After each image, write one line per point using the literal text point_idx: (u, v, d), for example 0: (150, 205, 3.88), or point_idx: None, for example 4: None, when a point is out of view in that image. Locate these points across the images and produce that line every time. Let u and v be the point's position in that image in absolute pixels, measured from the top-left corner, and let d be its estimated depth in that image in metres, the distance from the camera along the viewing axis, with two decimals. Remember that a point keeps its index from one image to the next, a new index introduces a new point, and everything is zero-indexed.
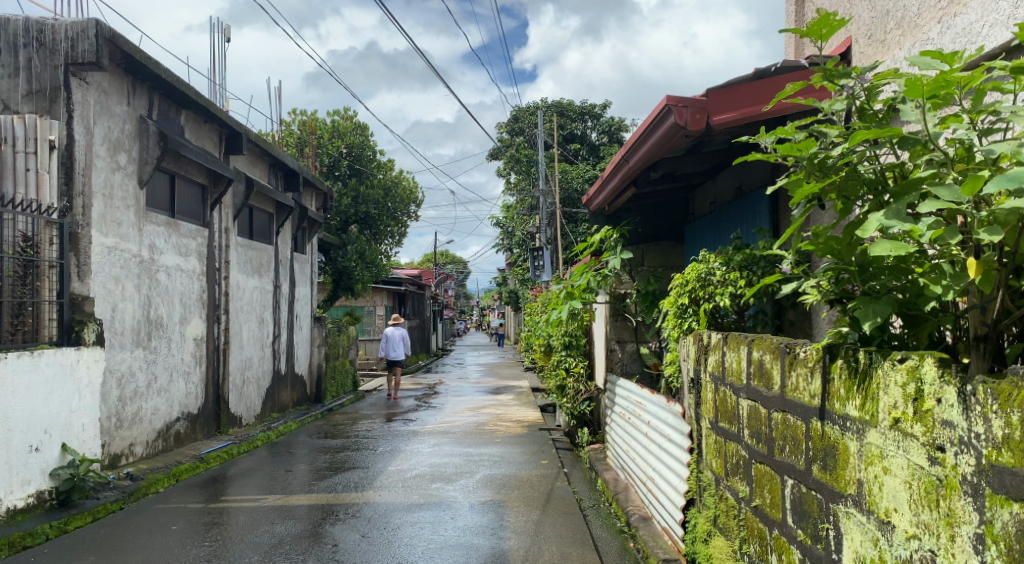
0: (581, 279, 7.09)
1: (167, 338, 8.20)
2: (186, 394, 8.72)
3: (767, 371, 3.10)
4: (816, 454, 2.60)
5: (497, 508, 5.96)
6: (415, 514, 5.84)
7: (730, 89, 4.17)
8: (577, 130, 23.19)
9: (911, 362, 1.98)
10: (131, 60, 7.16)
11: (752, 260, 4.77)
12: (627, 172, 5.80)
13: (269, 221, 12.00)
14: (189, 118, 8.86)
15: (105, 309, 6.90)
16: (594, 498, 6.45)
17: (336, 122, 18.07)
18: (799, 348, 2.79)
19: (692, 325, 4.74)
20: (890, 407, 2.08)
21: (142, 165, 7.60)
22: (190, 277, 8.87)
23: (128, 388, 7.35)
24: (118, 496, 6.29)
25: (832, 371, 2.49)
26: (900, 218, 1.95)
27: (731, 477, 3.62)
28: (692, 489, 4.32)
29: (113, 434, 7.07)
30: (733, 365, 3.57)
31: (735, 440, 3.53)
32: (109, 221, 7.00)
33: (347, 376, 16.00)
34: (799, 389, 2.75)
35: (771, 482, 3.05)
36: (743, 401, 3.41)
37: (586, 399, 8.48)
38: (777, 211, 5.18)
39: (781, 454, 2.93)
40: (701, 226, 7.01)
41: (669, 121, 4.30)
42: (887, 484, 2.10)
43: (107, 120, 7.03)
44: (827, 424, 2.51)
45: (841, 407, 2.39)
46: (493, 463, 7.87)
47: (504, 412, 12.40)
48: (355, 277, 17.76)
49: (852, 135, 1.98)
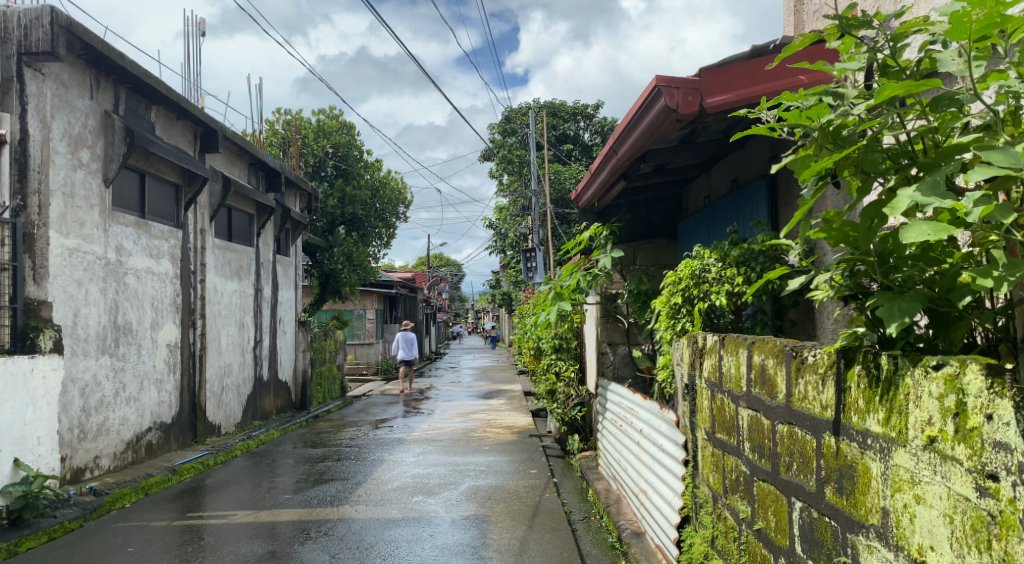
0: (570, 279, 6.76)
1: (137, 344, 7.81)
2: (159, 403, 8.33)
3: (771, 377, 2.75)
4: (829, 474, 2.25)
5: (480, 524, 5.60)
6: (392, 530, 5.48)
7: (724, 69, 3.82)
8: (570, 131, 22.90)
9: (951, 369, 1.63)
10: (92, 51, 6.81)
11: (749, 255, 4.38)
12: (615, 165, 5.44)
13: (249, 223, 11.62)
14: (160, 114, 8.49)
15: (66, 314, 6.52)
16: (585, 510, 6.10)
17: (321, 121, 17.70)
18: (806, 352, 2.44)
19: (686, 326, 4.40)
20: (924, 424, 1.72)
21: (108, 163, 7.23)
22: (163, 280, 8.48)
23: (92, 398, 6.96)
24: (77, 513, 5.93)
25: (848, 379, 2.13)
26: (938, 192, 1.58)
27: (730, 494, 3.26)
28: (687, 505, 3.96)
29: (76, 446, 6.68)
30: (731, 371, 3.20)
31: (735, 454, 3.18)
32: (71, 221, 6.63)
33: (334, 382, 15.62)
34: (808, 399, 2.40)
35: (775, 503, 2.70)
36: (742, 411, 3.06)
37: (577, 404, 8.07)
38: (776, 201, 4.84)
39: (788, 473, 2.57)
40: (695, 222, 6.64)
41: (659, 104, 3.95)
42: (920, 518, 1.74)
43: (67, 115, 6.66)
44: (842, 440, 2.15)
45: (860, 421, 2.04)
46: (480, 473, 7.50)
47: (495, 418, 12.00)
48: (342, 280, 17.32)
49: (880, 89, 1.61)
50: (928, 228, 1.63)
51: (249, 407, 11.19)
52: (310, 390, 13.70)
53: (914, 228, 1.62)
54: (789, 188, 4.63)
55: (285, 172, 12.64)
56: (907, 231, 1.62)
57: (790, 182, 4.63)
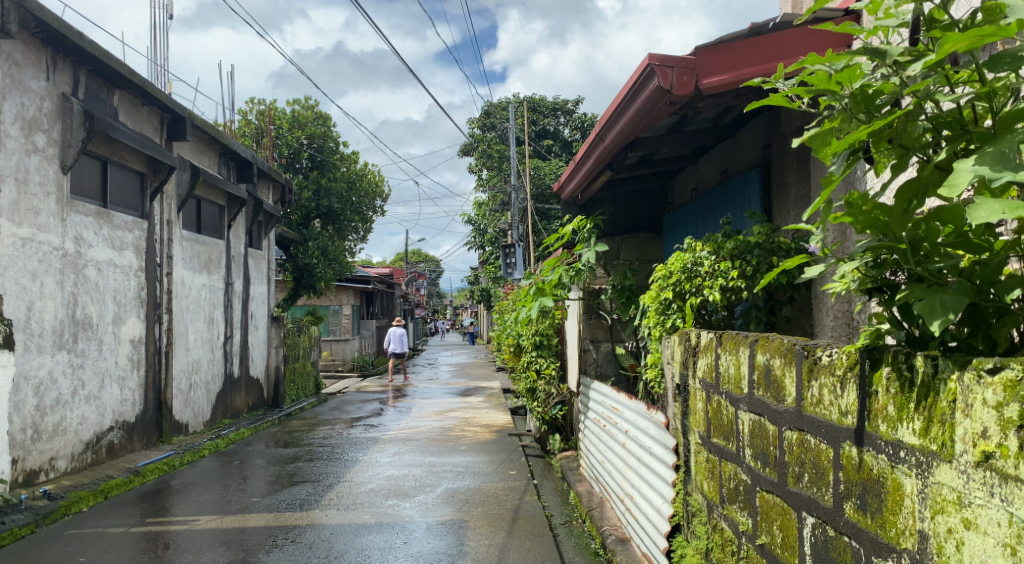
0: (552, 274, 6.50)
1: (97, 340, 7.43)
2: (121, 401, 7.95)
3: (777, 379, 2.51)
4: (849, 489, 2.02)
5: (457, 530, 5.33)
6: (364, 537, 5.20)
7: (722, 47, 3.58)
8: (550, 126, 22.68)
9: (1010, 374, 1.42)
10: (48, 29, 6.44)
11: (745, 248, 4.17)
12: (601, 154, 5.19)
13: (219, 214, 11.24)
14: (122, 99, 8.09)
15: (18, 308, 6.15)
16: (567, 514, 5.85)
17: (296, 111, 17.27)
18: (821, 352, 2.20)
19: (677, 323, 4.14)
20: (976, 436, 1.49)
21: (65, 149, 6.83)
22: (126, 274, 8.07)
23: (48, 396, 6.58)
24: (29, 519, 5.57)
25: (873, 381, 1.89)
26: (1006, 164, 1.37)
27: (727, 505, 3.02)
28: (677, 513, 3.72)
29: (29, 448, 6.31)
30: (730, 371, 2.97)
31: (733, 460, 2.94)
32: (24, 209, 6.26)
33: (308, 379, 15.23)
34: (823, 404, 2.16)
35: (782, 517, 2.46)
36: (743, 415, 2.82)
37: (558, 403, 7.81)
38: (770, 191, 4.62)
39: (798, 485, 2.33)
40: (681, 216, 6.44)
41: (651, 85, 3.69)
42: (970, 547, 1.53)
43: (20, 96, 6.27)
44: (867, 452, 1.92)
45: (890, 431, 1.81)
46: (457, 474, 7.22)
47: (473, 416, 11.71)
48: (317, 275, 16.90)
49: (942, 39, 1.38)
50: (997, 207, 1.42)
51: (218, 404, 10.82)
52: (283, 387, 13.35)
53: (982, 206, 1.41)
54: (784, 177, 4.41)
55: (258, 162, 12.23)
56: (975, 211, 1.41)
57: (784, 170, 4.41)
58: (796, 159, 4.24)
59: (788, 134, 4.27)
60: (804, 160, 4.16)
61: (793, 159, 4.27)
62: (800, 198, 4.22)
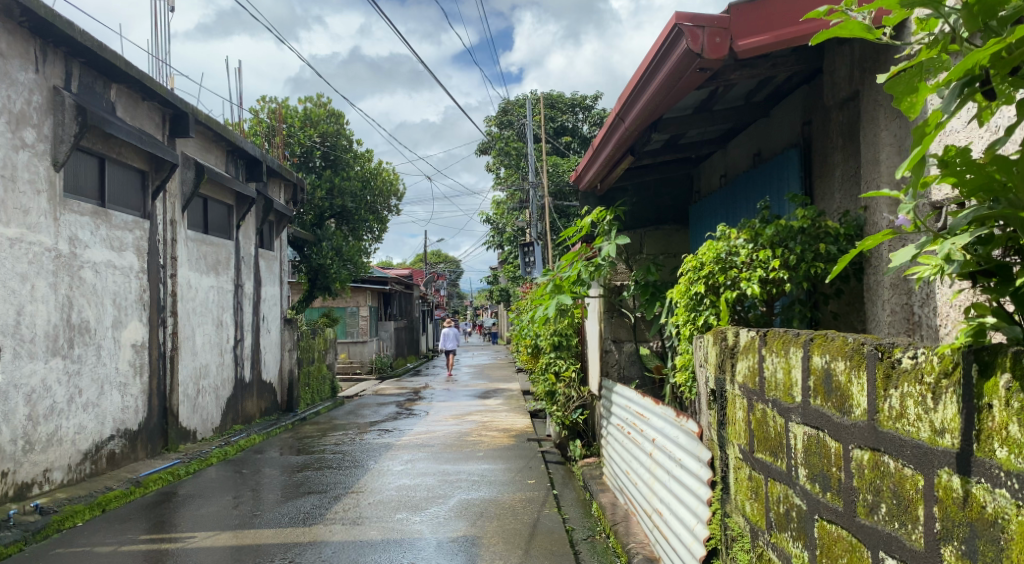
0: (570, 270, 6.05)
1: (95, 345, 7.10)
2: (122, 409, 7.62)
3: (840, 385, 2.07)
4: (950, 531, 1.56)
5: (469, 548, 4.92)
6: (368, 556, 4.80)
7: (760, 3, 3.16)
8: (568, 122, 22.16)
9: None
10: (34, 17, 6.11)
11: (786, 235, 3.73)
12: (621, 137, 4.75)
13: (227, 214, 10.94)
14: (120, 94, 7.79)
15: (6, 312, 5.83)
16: (589, 529, 5.43)
17: (308, 109, 17.01)
18: (901, 352, 1.75)
19: (710, 320, 3.68)
20: None
21: (57, 145, 6.52)
22: (126, 276, 7.75)
23: (41, 405, 6.26)
24: (17, 536, 5.24)
25: (984, 393, 1.44)
26: None
27: (775, 532, 2.58)
28: (714, 535, 3.26)
29: (21, 459, 5.99)
30: (778, 375, 2.52)
31: (783, 480, 2.49)
32: (12, 208, 5.94)
33: (324, 383, 14.90)
34: (908, 417, 1.71)
35: (851, 554, 2.01)
36: (795, 427, 2.37)
37: (578, 407, 7.34)
38: (811, 171, 4.17)
39: (872, 518, 1.89)
40: (708, 205, 5.99)
41: (679, 48, 3.24)
42: None
43: (6, 88, 5.97)
44: (976, 484, 1.48)
45: (1014, 459, 1.36)
46: (472, 484, 6.81)
47: (491, 420, 11.29)
48: (331, 276, 16.56)
49: None
50: None
51: (228, 410, 10.49)
52: (296, 391, 13.02)
53: None
54: (827, 155, 3.95)
55: (268, 160, 11.91)
56: None
57: (827, 147, 3.95)
58: (841, 134, 3.76)
59: (829, 105, 3.81)
60: (850, 135, 3.69)
61: (837, 135, 3.80)
62: (847, 178, 3.76)
